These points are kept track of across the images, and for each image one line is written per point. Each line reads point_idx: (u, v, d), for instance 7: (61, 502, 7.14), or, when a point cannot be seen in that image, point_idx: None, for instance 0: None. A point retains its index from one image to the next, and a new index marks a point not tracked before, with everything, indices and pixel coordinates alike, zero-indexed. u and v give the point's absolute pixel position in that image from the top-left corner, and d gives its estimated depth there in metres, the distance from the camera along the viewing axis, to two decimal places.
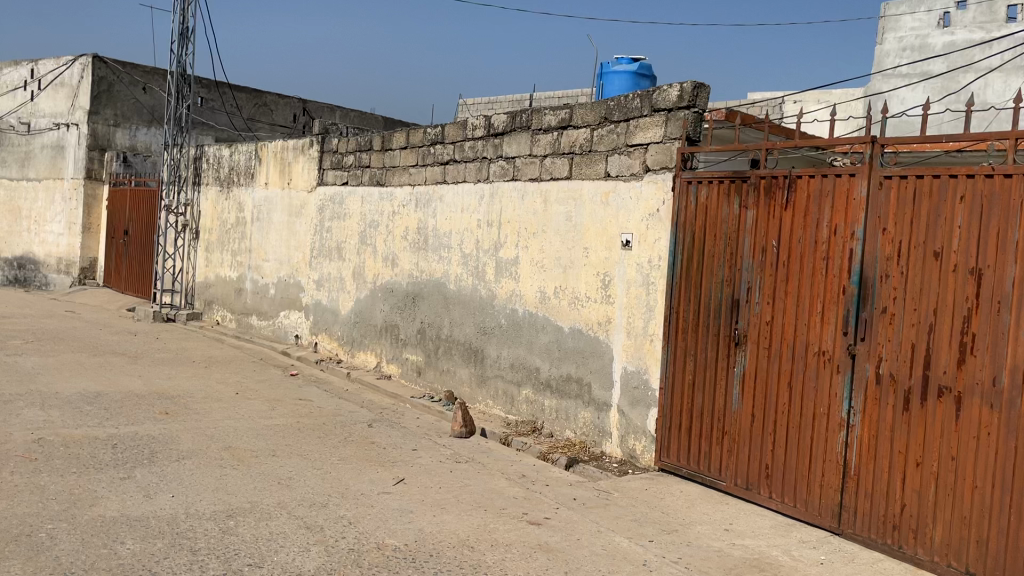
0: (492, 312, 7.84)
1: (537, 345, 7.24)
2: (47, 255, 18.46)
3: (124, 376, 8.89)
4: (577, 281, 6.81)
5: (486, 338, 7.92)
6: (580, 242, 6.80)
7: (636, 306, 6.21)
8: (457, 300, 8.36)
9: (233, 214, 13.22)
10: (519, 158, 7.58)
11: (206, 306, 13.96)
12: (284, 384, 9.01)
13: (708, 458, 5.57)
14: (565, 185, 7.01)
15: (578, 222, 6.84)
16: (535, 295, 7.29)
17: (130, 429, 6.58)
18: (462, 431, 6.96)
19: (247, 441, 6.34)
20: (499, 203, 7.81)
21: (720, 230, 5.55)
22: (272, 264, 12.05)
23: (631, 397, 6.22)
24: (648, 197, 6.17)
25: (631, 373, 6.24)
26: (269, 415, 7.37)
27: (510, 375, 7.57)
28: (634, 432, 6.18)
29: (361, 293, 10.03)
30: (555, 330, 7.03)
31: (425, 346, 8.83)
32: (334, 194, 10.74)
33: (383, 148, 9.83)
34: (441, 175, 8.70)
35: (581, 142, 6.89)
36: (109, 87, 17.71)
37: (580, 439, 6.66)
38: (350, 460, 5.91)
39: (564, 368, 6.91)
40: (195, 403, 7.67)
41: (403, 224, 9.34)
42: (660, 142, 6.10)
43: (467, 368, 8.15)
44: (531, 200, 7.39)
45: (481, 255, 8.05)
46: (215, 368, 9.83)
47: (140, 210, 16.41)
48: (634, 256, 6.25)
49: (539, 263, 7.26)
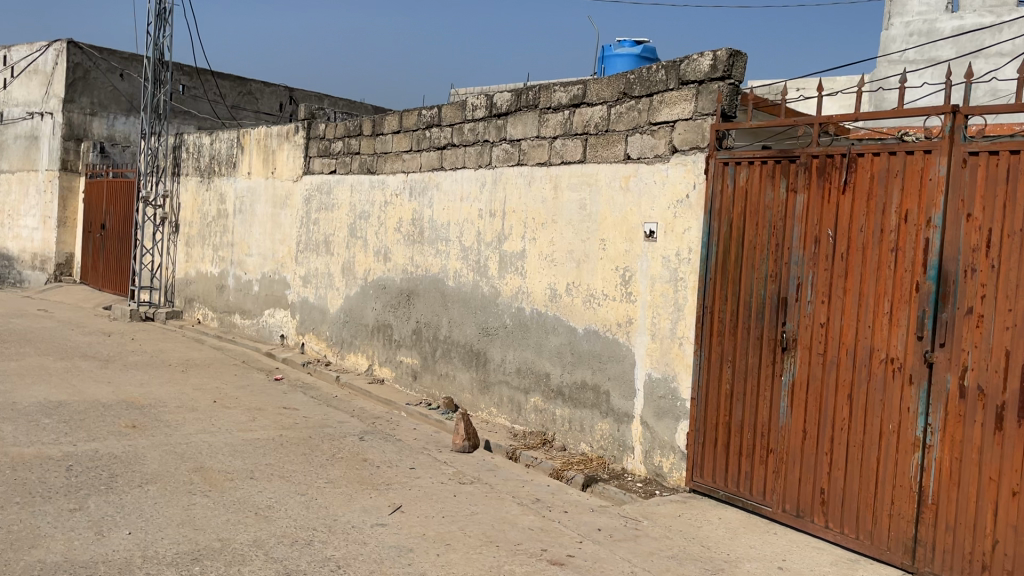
0: (496, 311, 7.12)
1: (546, 349, 6.52)
2: (21, 250, 17.60)
3: (92, 383, 8.12)
4: (592, 277, 6.09)
5: (488, 340, 7.19)
6: (596, 234, 6.07)
7: (661, 306, 5.50)
8: (457, 297, 7.63)
9: (214, 205, 12.44)
10: (525, 140, 6.84)
11: (186, 304, 13.18)
12: (268, 390, 8.26)
13: (750, 480, 4.87)
14: (578, 170, 6.27)
15: (593, 211, 6.11)
16: (544, 292, 6.57)
17: (91, 446, 5.81)
18: (465, 445, 6.23)
19: (223, 460, 5.60)
20: (503, 190, 7.06)
21: (763, 218, 4.84)
22: (256, 260, 11.28)
23: (657, 408, 5.52)
24: (675, 180, 5.44)
25: (657, 380, 5.52)
26: (249, 427, 6.62)
27: (516, 381, 6.85)
28: (660, 447, 5.48)
29: (351, 291, 9.27)
30: (568, 331, 6.31)
31: (422, 348, 8.10)
32: (321, 183, 9.97)
33: (374, 133, 9.07)
34: (438, 161, 7.96)
35: (596, 121, 6.15)
36: (85, 73, 16.85)
37: (597, 454, 5.96)
38: (339, 483, 5.17)
39: (578, 374, 6.20)
40: (167, 414, 6.90)
41: (396, 215, 8.59)
42: (690, 118, 5.38)
43: (468, 372, 7.43)
44: (539, 187, 6.66)
45: (483, 248, 7.31)
46: (192, 372, 9.05)
47: (118, 203, 15.59)
48: (659, 248, 5.53)
49: (548, 257, 6.53)
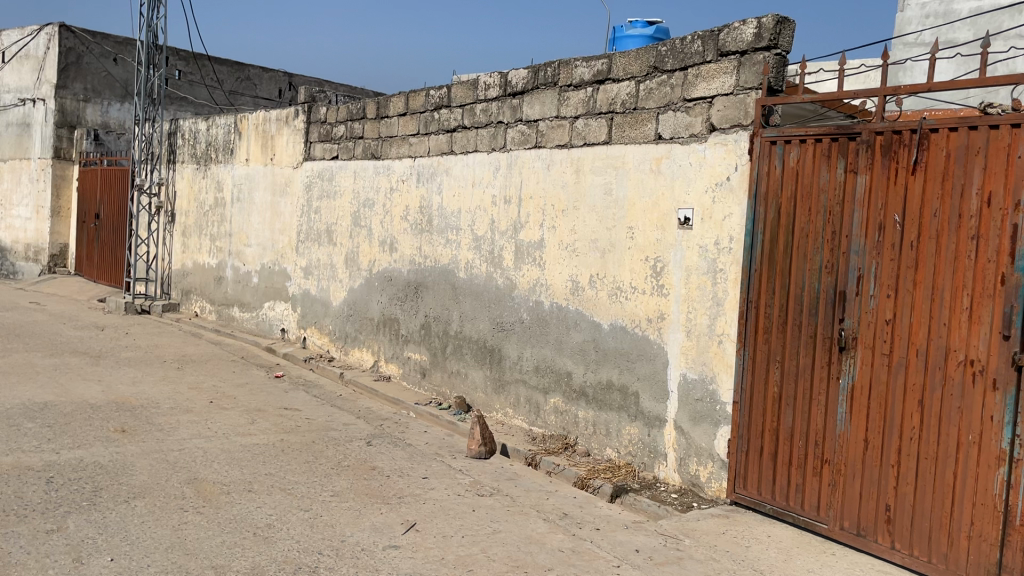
0: (511, 305, 6.63)
1: (567, 346, 6.03)
2: (14, 241, 17.09)
3: (81, 382, 7.63)
4: (619, 269, 5.60)
5: (503, 336, 6.71)
6: (623, 221, 5.58)
7: (697, 300, 5.02)
8: (468, 290, 7.14)
9: (211, 193, 11.94)
10: (544, 120, 6.34)
11: (183, 297, 12.70)
12: (268, 389, 7.78)
13: (802, 493, 4.40)
14: (602, 151, 5.77)
15: (619, 196, 5.61)
16: (565, 285, 6.08)
17: (75, 454, 5.33)
18: (481, 450, 5.75)
19: (219, 470, 5.12)
20: (519, 175, 6.56)
21: (818, 202, 4.35)
22: (255, 250, 10.79)
23: (693, 411, 5.05)
24: (713, 162, 4.95)
25: (692, 382, 5.05)
26: (248, 431, 6.14)
27: (533, 381, 6.37)
28: (696, 455, 5.02)
29: (356, 283, 8.78)
30: (591, 327, 5.83)
31: (431, 344, 7.62)
32: (323, 169, 9.47)
33: (378, 116, 8.56)
34: (448, 144, 7.46)
35: (622, 99, 5.65)
36: (78, 58, 16.32)
37: (625, 461, 5.49)
38: (347, 497, 4.70)
39: (603, 374, 5.72)
40: (159, 417, 6.42)
41: (403, 203, 8.09)
42: (731, 93, 4.88)
43: (481, 370, 6.95)
44: (559, 171, 6.16)
45: (497, 237, 6.82)
46: (189, 369, 8.57)
47: (113, 191, 15.08)
48: (695, 237, 5.04)
49: (570, 246, 6.04)
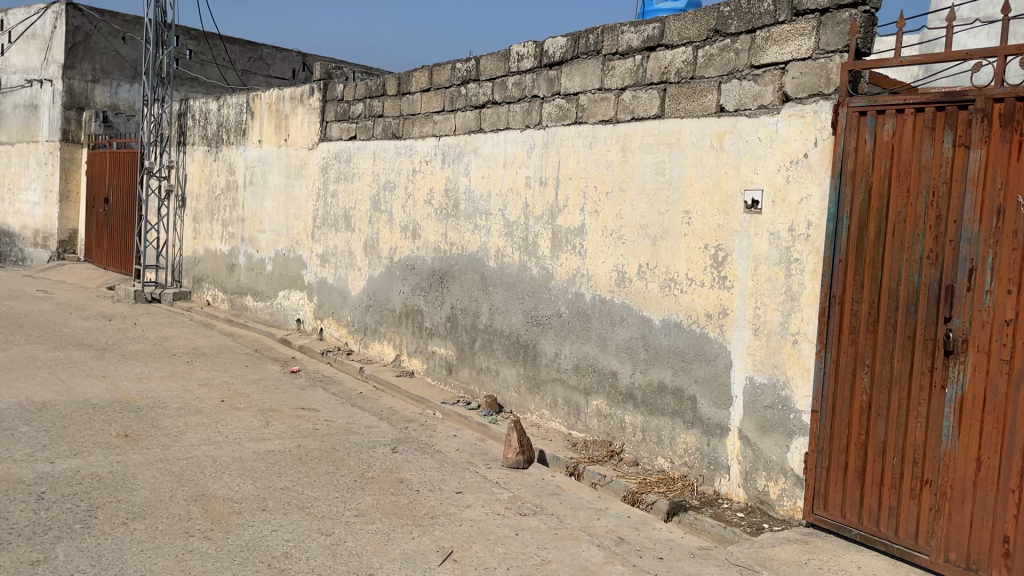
0: (547, 297, 6.06)
1: (612, 343, 5.46)
2: (22, 227, 16.61)
3: (85, 378, 7.13)
4: (673, 258, 5.01)
5: (539, 330, 6.14)
6: (678, 204, 4.98)
7: (767, 293, 4.45)
8: (499, 280, 6.58)
9: (223, 176, 11.40)
10: (584, 93, 5.74)
11: (195, 285, 12.20)
12: (284, 386, 7.26)
13: (897, 517, 3.83)
14: (653, 126, 5.17)
15: (674, 176, 5.01)
16: (609, 276, 5.49)
17: (71, 465, 4.80)
18: (519, 459, 5.19)
19: (230, 483, 4.58)
20: (557, 154, 5.96)
21: (919, 181, 3.75)
22: (269, 236, 10.26)
23: (761, 420, 4.50)
24: (787, 137, 4.36)
25: (761, 387, 4.49)
26: (263, 435, 5.61)
27: (573, 381, 5.80)
28: (765, 468, 4.47)
29: (376, 271, 8.23)
30: (639, 322, 5.25)
31: (458, 338, 7.06)
32: (340, 150, 8.90)
33: (399, 92, 7.97)
34: (476, 122, 6.87)
35: (677, 67, 5.05)
36: (86, 37, 15.82)
37: (681, 473, 4.94)
38: (372, 517, 4.16)
39: (652, 375, 5.16)
40: (166, 419, 5.89)
41: (427, 185, 7.52)
42: (809, 57, 4.29)
43: (514, 367, 6.39)
44: (602, 149, 5.56)
45: (531, 223, 6.23)
46: (199, 363, 8.05)
47: (122, 175, 14.59)
48: (765, 223, 4.46)
49: (615, 233, 5.45)
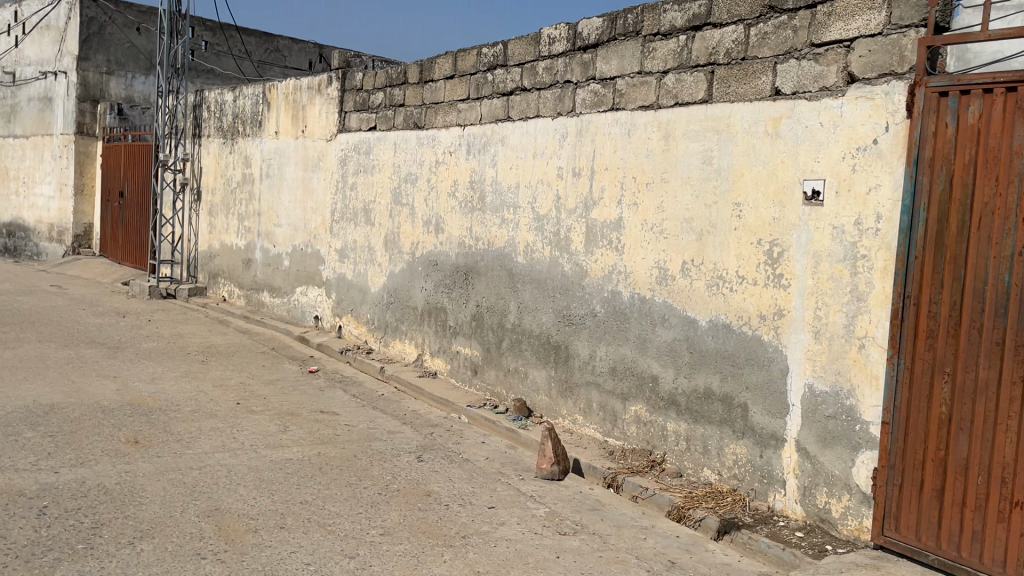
0: (581, 295, 5.68)
1: (652, 345, 5.08)
2: (37, 221, 16.39)
3: (95, 378, 6.83)
4: (721, 254, 4.64)
5: (572, 330, 5.77)
6: (727, 196, 4.61)
7: (829, 293, 4.08)
8: (528, 277, 6.22)
9: (239, 169, 11.10)
10: (622, 78, 5.36)
11: (211, 280, 11.92)
12: (302, 387, 6.94)
13: (982, 543, 3.46)
14: (699, 112, 4.79)
15: (723, 165, 4.64)
16: (649, 274, 5.11)
17: (76, 475, 4.49)
18: (554, 470, 4.82)
19: (245, 497, 4.25)
20: (592, 142, 5.59)
21: (1011, 169, 3.39)
22: (286, 231, 9.95)
23: (822, 431, 4.12)
24: (854, 121, 3.98)
25: (822, 395, 4.12)
26: (280, 441, 5.29)
27: (609, 386, 5.42)
28: (827, 484, 4.09)
29: (397, 267, 7.90)
30: (683, 323, 4.88)
31: (484, 337, 6.70)
32: (359, 140, 8.56)
33: (421, 80, 7.62)
34: (504, 110, 6.50)
35: (726, 47, 4.68)
36: (100, 29, 15.59)
37: (730, 486, 4.58)
38: (399, 537, 3.82)
39: (697, 380, 4.79)
40: (179, 424, 5.58)
41: (451, 177, 7.16)
42: (879, 33, 3.91)
43: (545, 369, 6.02)
44: (641, 137, 5.18)
45: (563, 216, 5.86)
46: (214, 363, 7.74)
47: (137, 168, 14.34)
48: (827, 215, 4.09)
49: (655, 226, 5.07)
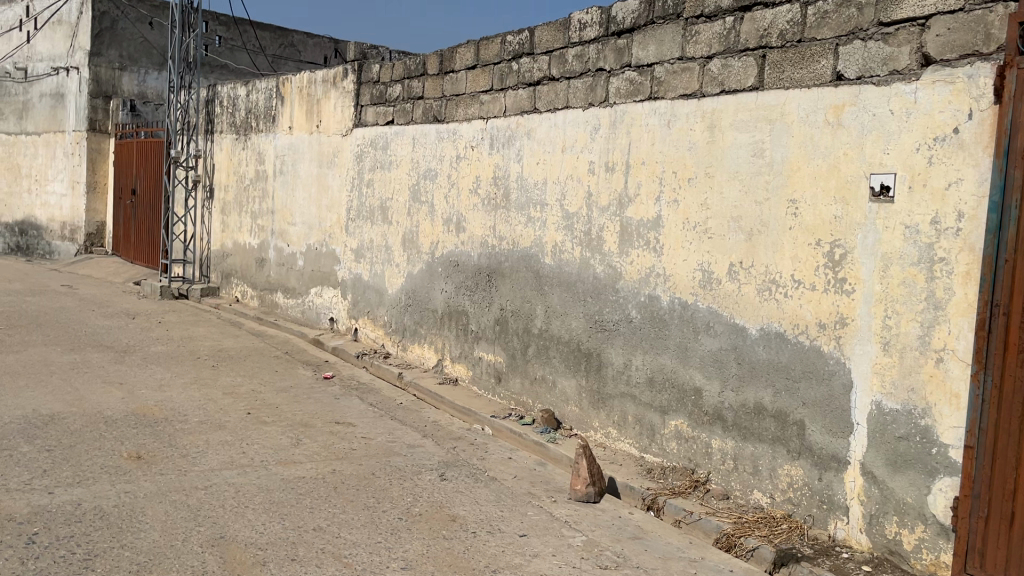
0: (614, 300, 5.28)
1: (695, 355, 4.68)
2: (49, 219, 16.14)
3: (100, 385, 6.49)
4: (775, 255, 4.24)
5: (604, 337, 5.36)
6: (781, 192, 4.20)
7: (900, 300, 3.68)
8: (557, 279, 5.82)
9: (252, 165, 10.75)
10: (661, 64, 4.95)
11: (223, 280, 11.59)
12: (316, 395, 6.57)
13: None
14: (749, 100, 4.38)
15: (776, 158, 4.23)
16: (691, 277, 4.71)
17: (72, 496, 4.13)
18: (590, 492, 4.42)
19: (253, 523, 3.88)
20: (627, 134, 5.18)
21: None
22: (301, 229, 9.60)
23: (892, 453, 3.71)
24: (930, 108, 3.57)
25: (892, 414, 3.72)
26: (293, 457, 4.92)
27: (646, 398, 5.02)
28: (897, 513, 3.68)
29: (415, 268, 7.52)
30: (730, 331, 4.48)
31: (509, 343, 6.31)
32: (376, 135, 8.19)
33: (441, 70, 7.23)
34: (530, 101, 6.10)
35: (779, 29, 4.26)
36: (112, 24, 15.31)
37: (785, 511, 4.18)
38: (424, 572, 3.44)
39: (747, 395, 4.39)
40: (185, 437, 5.22)
41: (473, 173, 6.77)
42: (961, 9, 3.50)
43: (574, 379, 5.62)
44: (683, 128, 4.77)
45: (595, 214, 5.44)
46: (225, 368, 7.39)
47: (150, 165, 14.05)
48: (899, 214, 3.68)
49: (698, 225, 4.66)
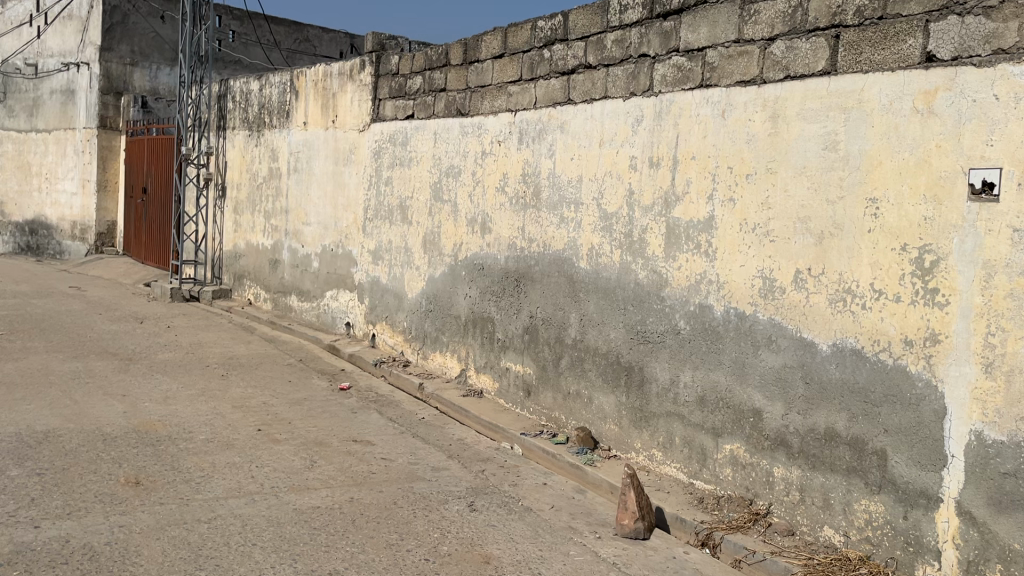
0: (659, 309, 4.79)
1: (754, 372, 4.19)
2: (60, 219, 15.81)
3: (101, 398, 6.06)
4: (850, 262, 3.74)
5: (647, 350, 4.87)
6: (858, 190, 3.71)
7: (1006, 315, 3.19)
8: (592, 284, 5.34)
9: (266, 163, 10.32)
10: (714, 48, 4.46)
11: (236, 282, 11.18)
12: (332, 408, 6.12)
13: None
14: (820, 86, 3.88)
15: (852, 152, 3.74)
16: (749, 285, 4.22)
17: (60, 532, 3.69)
18: (639, 528, 3.94)
19: (261, 566, 3.42)
20: (674, 126, 4.69)
21: None
22: (315, 230, 9.17)
23: (996, 492, 3.22)
24: None
25: (996, 447, 3.22)
26: (307, 482, 4.46)
27: (697, 419, 4.53)
28: (1003, 561, 3.19)
29: (437, 271, 7.06)
30: (796, 346, 3.99)
31: (539, 354, 5.83)
32: (395, 131, 7.73)
33: (465, 60, 6.76)
34: (563, 91, 5.62)
35: (856, 5, 3.76)
36: (123, 18, 14.96)
37: (862, 553, 3.69)
38: None
39: (817, 418, 3.89)
40: (189, 458, 4.77)
41: (500, 170, 6.30)
42: None
43: (613, 395, 5.13)
44: (740, 119, 4.28)
45: (637, 214, 4.95)
46: (235, 378, 6.96)
47: (161, 162, 13.66)
48: (1006, 215, 3.19)
49: (758, 227, 4.17)
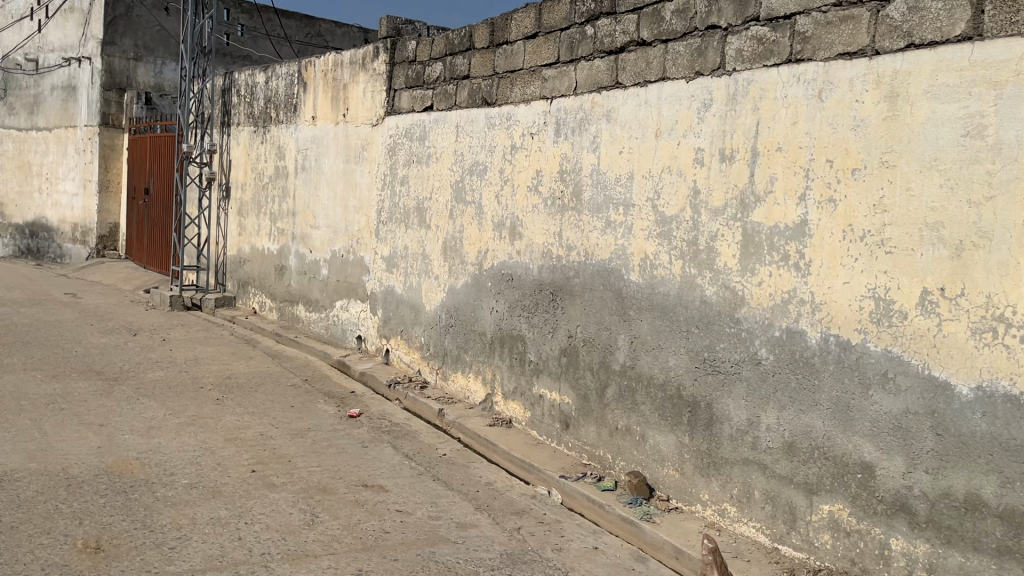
0: (733, 334, 3.94)
1: (863, 418, 3.35)
2: (60, 220, 15.12)
3: (75, 428, 5.27)
4: (1003, 281, 2.90)
5: (716, 384, 4.03)
6: (1014, 189, 2.87)
7: None
8: (645, 301, 4.49)
9: (271, 161, 9.55)
10: (807, 14, 3.62)
11: (240, 289, 10.41)
12: (339, 441, 5.31)
13: None
14: (958, 56, 3.03)
15: (1006, 140, 2.89)
16: (856, 307, 3.38)
17: None
18: None
19: None
20: (754, 110, 3.85)
21: None
22: (325, 234, 8.37)
23: None
24: None
25: None
26: (305, 546, 3.64)
27: (784, 470, 3.68)
28: None
29: (458, 282, 6.24)
30: (923, 387, 3.13)
31: (580, 381, 4.99)
32: (412, 124, 6.92)
33: (492, 43, 5.94)
34: (610, 74, 4.78)
35: None
36: (127, 10, 14.25)
37: None
38: None
39: (953, 481, 3.04)
40: (164, 512, 3.96)
41: (532, 166, 5.47)
42: None
43: (672, 434, 4.28)
44: (844, 100, 3.43)
45: (703, 218, 4.10)
46: (232, 402, 6.16)
47: (164, 162, 12.94)
48: None
49: (869, 235, 3.32)
